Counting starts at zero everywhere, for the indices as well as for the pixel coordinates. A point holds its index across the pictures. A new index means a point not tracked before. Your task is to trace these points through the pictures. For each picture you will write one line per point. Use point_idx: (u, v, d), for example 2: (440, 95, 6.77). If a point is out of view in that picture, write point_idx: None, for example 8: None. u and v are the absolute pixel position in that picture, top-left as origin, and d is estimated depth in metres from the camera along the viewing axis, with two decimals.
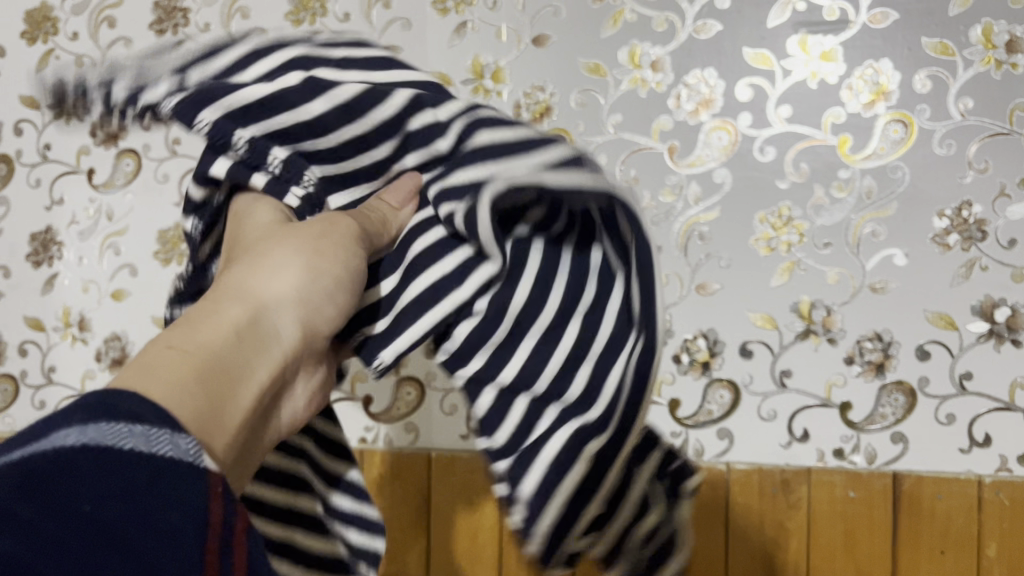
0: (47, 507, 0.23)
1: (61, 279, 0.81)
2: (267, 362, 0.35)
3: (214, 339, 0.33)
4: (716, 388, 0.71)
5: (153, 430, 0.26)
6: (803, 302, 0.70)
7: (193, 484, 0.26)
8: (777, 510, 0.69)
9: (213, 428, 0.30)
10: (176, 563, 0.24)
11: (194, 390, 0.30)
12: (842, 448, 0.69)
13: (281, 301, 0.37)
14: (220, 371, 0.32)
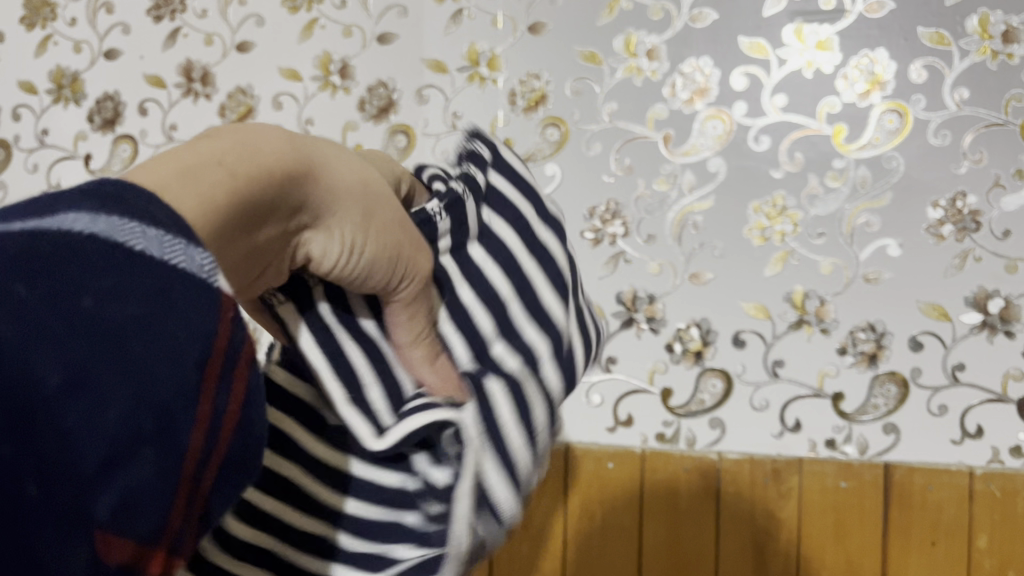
0: (42, 291, 0.19)
1: None
2: (274, 220, 0.26)
3: (250, 139, 0.26)
4: (708, 377, 0.71)
5: (168, 236, 0.22)
6: (797, 291, 0.70)
7: (209, 303, 0.22)
8: (768, 498, 0.69)
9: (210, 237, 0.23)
10: (177, 393, 0.21)
11: (208, 199, 0.23)
12: (834, 438, 0.69)
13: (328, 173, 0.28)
14: (235, 197, 0.24)
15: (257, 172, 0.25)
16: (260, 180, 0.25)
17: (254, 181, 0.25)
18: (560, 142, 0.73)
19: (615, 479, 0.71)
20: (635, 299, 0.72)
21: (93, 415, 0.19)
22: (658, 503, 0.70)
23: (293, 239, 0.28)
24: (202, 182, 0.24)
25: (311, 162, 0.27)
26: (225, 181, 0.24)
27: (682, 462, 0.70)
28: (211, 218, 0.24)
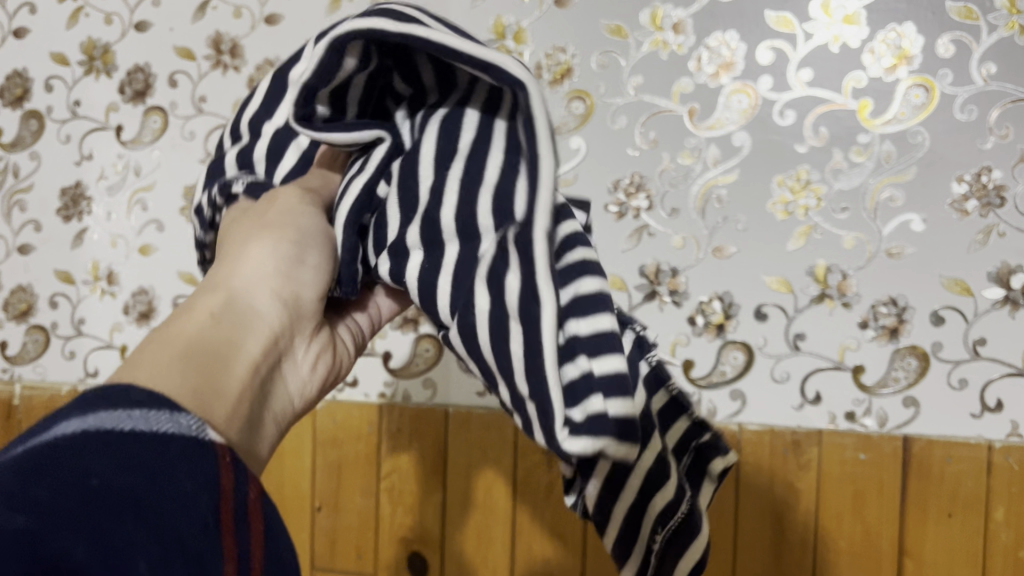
0: (56, 486, 0.25)
1: (90, 233, 0.83)
2: (250, 340, 0.39)
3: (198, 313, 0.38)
4: (730, 350, 0.72)
5: (151, 414, 0.29)
6: (819, 265, 0.70)
7: (201, 454, 0.29)
8: (787, 471, 0.70)
9: (210, 399, 0.34)
10: (192, 528, 0.27)
11: (179, 368, 0.34)
12: (854, 411, 0.70)
13: (250, 283, 0.41)
14: (203, 353, 0.36)
15: (221, 309, 0.39)
16: (218, 318, 0.38)
17: (215, 321, 0.38)
18: (585, 115, 0.73)
19: None
20: (658, 272, 0.73)
21: (125, 567, 0.24)
22: None
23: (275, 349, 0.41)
24: (168, 348, 0.35)
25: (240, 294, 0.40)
26: (179, 341, 0.35)
27: None
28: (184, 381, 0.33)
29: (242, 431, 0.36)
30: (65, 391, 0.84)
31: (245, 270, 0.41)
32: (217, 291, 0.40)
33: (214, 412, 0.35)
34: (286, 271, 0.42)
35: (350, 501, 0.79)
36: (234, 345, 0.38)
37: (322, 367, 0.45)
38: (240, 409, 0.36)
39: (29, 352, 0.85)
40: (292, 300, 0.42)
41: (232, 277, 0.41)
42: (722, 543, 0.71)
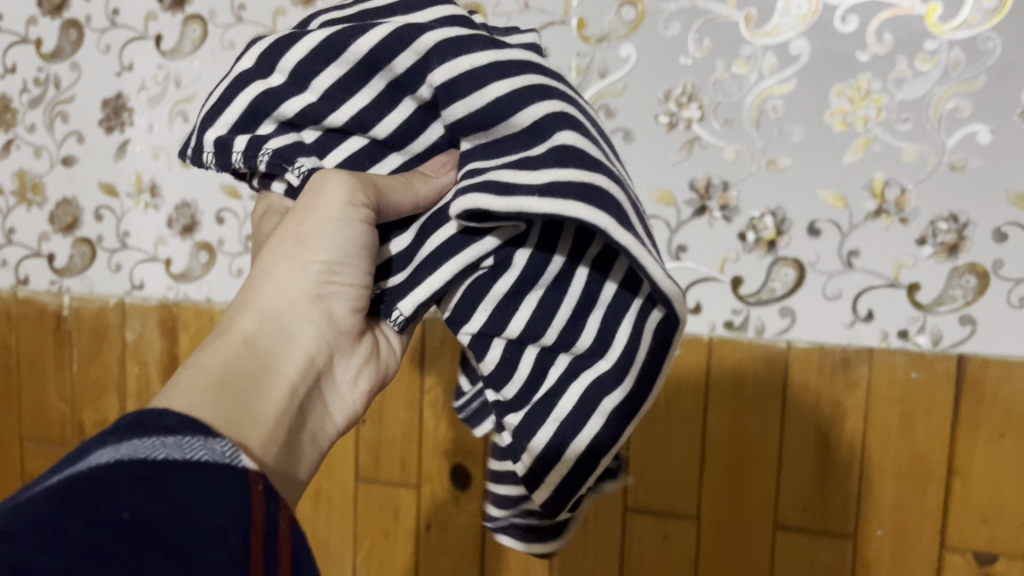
0: (90, 518, 0.26)
1: (133, 146, 0.83)
2: (284, 364, 0.42)
3: (234, 341, 0.40)
4: (780, 267, 0.70)
5: (184, 440, 0.30)
6: (877, 179, 0.68)
7: (232, 482, 0.29)
8: (835, 389, 0.69)
9: (245, 423, 0.37)
10: (223, 559, 0.27)
11: (212, 395, 0.36)
12: (907, 329, 0.68)
13: (283, 305, 0.43)
14: (239, 378, 0.38)
15: (255, 334, 0.41)
16: (253, 343, 0.41)
17: (251, 346, 0.41)
18: (636, 22, 0.71)
19: (681, 367, 0.73)
20: (709, 186, 0.71)
21: None
22: (724, 389, 0.72)
23: (311, 371, 0.44)
24: (205, 373, 0.37)
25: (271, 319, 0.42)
26: (214, 366, 0.38)
27: (750, 350, 0.71)
28: (222, 403, 0.36)
29: (279, 454, 0.39)
30: (113, 303, 0.85)
31: (276, 295, 0.43)
32: (251, 311, 0.42)
33: (261, 434, 0.38)
34: (317, 293, 0.43)
35: (393, 414, 0.80)
36: (268, 369, 0.41)
37: (358, 378, 0.48)
38: (274, 435, 0.39)
39: (77, 265, 0.86)
40: (326, 320, 0.44)
41: (265, 298, 0.43)
42: (764, 459, 0.72)
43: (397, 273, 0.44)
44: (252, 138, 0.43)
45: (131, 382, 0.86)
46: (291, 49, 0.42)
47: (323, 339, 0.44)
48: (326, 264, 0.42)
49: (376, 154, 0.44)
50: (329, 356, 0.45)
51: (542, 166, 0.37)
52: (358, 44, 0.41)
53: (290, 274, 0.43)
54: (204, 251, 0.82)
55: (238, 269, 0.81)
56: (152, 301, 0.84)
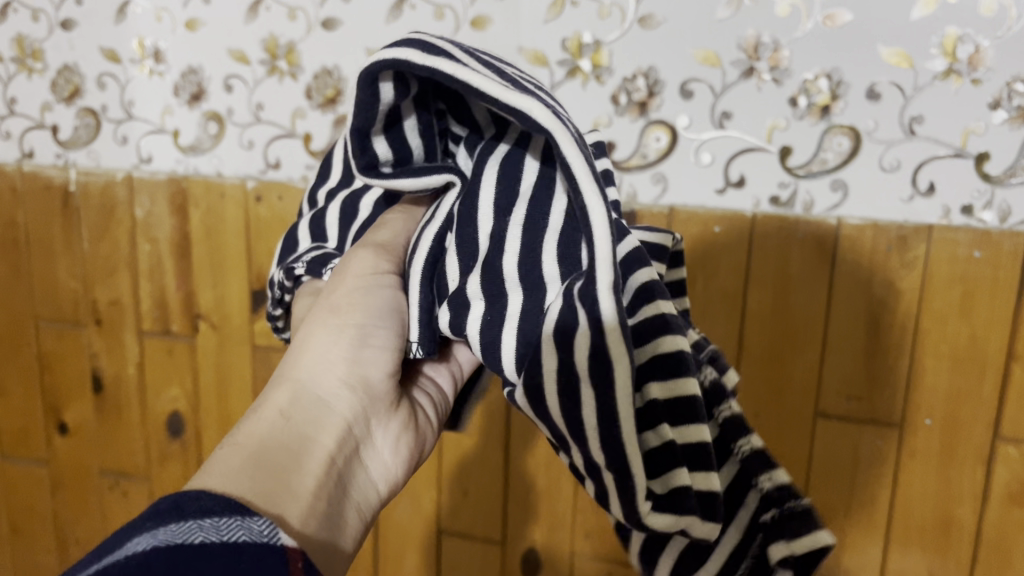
0: None
1: (132, 6, 0.76)
2: (321, 434, 0.40)
3: (267, 417, 0.39)
4: (834, 135, 0.64)
5: (219, 522, 0.30)
6: (949, 35, 0.60)
7: (272, 560, 0.29)
8: (889, 268, 0.64)
9: (281, 498, 0.35)
10: None
11: (245, 475, 0.35)
12: (972, 204, 0.62)
13: (319, 375, 0.42)
14: (275, 454, 0.37)
15: (290, 406, 0.40)
16: (287, 416, 0.39)
17: (285, 419, 0.39)
18: None
19: (722, 244, 0.67)
20: (758, 47, 0.64)
21: None
22: (767, 269, 0.67)
23: (350, 439, 0.41)
24: (239, 453, 0.37)
25: (305, 388, 0.41)
26: (247, 446, 0.37)
27: (798, 227, 0.66)
28: (256, 480, 0.35)
29: (322, 526, 0.36)
30: (121, 177, 0.81)
31: (310, 365, 0.42)
32: (286, 384, 0.41)
33: (303, 508, 0.36)
34: (352, 357, 0.42)
35: None
36: (306, 441, 0.39)
37: (402, 447, 0.45)
38: (316, 507, 0.36)
39: (81, 137, 0.81)
40: (361, 384, 0.42)
41: (301, 369, 0.42)
42: (809, 344, 0.67)
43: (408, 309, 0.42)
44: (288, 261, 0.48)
45: (144, 260, 0.82)
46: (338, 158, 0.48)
47: (360, 404, 0.42)
48: (359, 327, 0.41)
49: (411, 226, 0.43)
50: (368, 423, 0.43)
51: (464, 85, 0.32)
52: None
53: (321, 341, 0.42)
54: (213, 122, 0.77)
55: (249, 141, 0.76)
56: (161, 176, 0.79)
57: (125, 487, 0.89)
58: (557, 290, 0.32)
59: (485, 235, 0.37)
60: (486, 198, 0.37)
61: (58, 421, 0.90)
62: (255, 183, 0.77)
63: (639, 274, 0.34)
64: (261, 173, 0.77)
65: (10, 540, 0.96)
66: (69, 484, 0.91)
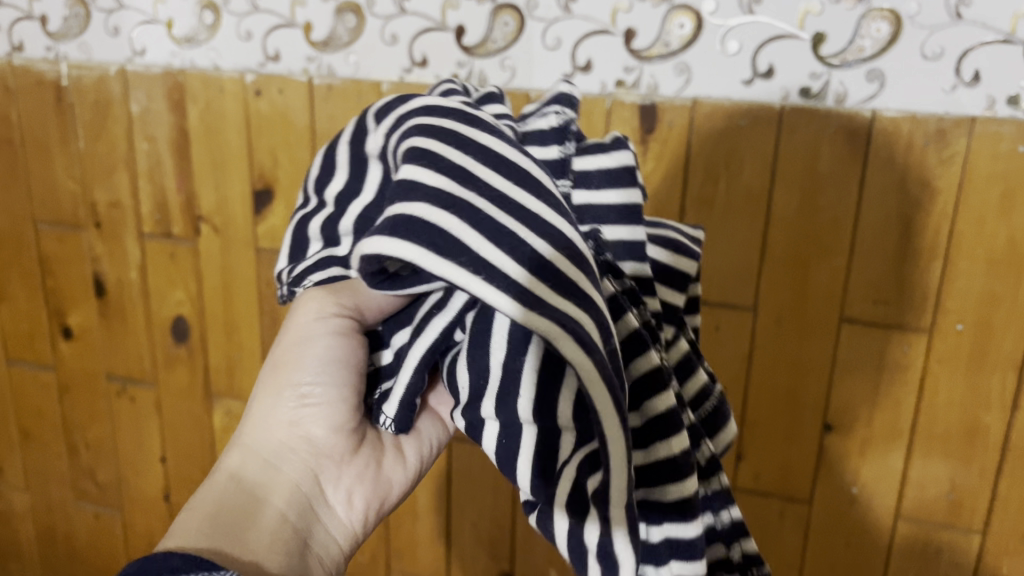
0: None
1: None
2: (272, 495, 0.44)
3: (222, 484, 0.43)
4: (872, 20, 0.59)
5: (187, 573, 0.35)
6: None
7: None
8: (925, 165, 0.60)
9: (234, 559, 0.39)
10: None
11: (200, 541, 0.40)
12: (1020, 94, 0.57)
13: (268, 438, 0.45)
14: (226, 519, 0.41)
15: (240, 471, 0.44)
16: (238, 482, 0.44)
17: (236, 485, 0.43)
18: None
19: (746, 140, 0.64)
20: None
21: None
22: (795, 167, 0.63)
23: (303, 497, 0.45)
24: (193, 522, 0.41)
25: (256, 451, 0.45)
26: (203, 514, 0.42)
27: (829, 122, 0.61)
28: (210, 543, 0.40)
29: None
30: (114, 72, 0.77)
31: (256, 427, 0.46)
32: (238, 451, 0.45)
33: (257, 563, 0.40)
34: (295, 419, 0.45)
35: None
36: (256, 503, 0.43)
37: (357, 499, 0.47)
38: (269, 561, 0.40)
39: (72, 28, 0.77)
40: (307, 442, 0.45)
41: (252, 433, 0.46)
42: (835, 248, 0.64)
43: (386, 350, 0.43)
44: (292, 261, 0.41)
45: (141, 161, 0.79)
46: (331, 179, 0.41)
47: (311, 459, 0.45)
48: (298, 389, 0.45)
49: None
50: (320, 480, 0.46)
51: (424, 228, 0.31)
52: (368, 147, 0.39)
53: (270, 405, 0.46)
54: (208, 12, 0.72)
55: (247, 32, 0.72)
56: (156, 70, 0.75)
57: (132, 392, 0.88)
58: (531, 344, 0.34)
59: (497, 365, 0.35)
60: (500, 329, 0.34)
61: (62, 325, 0.88)
62: (254, 77, 0.73)
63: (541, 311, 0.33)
64: (260, 66, 0.73)
65: (20, 445, 0.95)
66: (77, 389, 0.90)
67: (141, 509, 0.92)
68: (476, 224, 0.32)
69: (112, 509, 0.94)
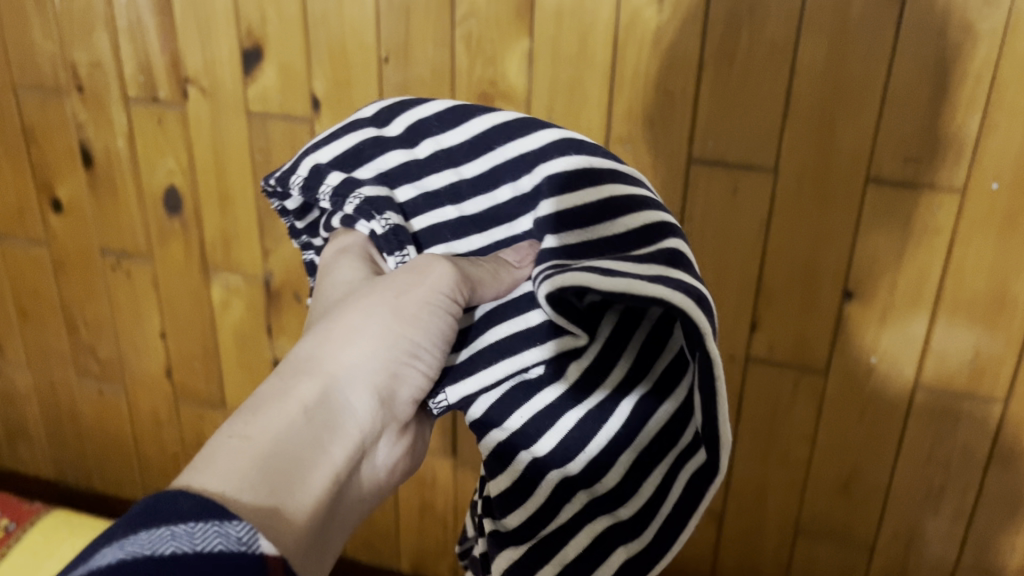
0: None
1: None
2: (335, 450, 0.38)
3: (282, 411, 0.37)
4: None
5: (194, 527, 0.30)
6: None
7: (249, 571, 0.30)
8: (968, 8, 0.55)
9: (282, 528, 0.34)
10: None
11: (249, 487, 0.33)
12: None
13: (352, 377, 0.40)
14: (283, 466, 0.35)
15: (311, 406, 0.38)
16: (307, 418, 0.38)
17: (304, 421, 0.37)
18: None
19: None
20: None
21: None
22: (824, 16, 0.58)
23: (358, 460, 0.40)
24: (249, 454, 0.35)
25: (330, 388, 0.39)
26: (257, 449, 0.35)
27: None
28: (257, 496, 0.33)
29: (309, 553, 0.36)
30: None
31: (337, 359, 0.40)
32: (313, 377, 0.39)
33: (297, 537, 0.34)
34: (392, 376, 0.41)
35: (420, 49, 0.67)
36: (317, 455, 0.37)
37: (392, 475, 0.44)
38: (312, 535, 0.35)
39: None
40: (388, 403, 0.41)
41: (331, 364, 0.40)
42: (864, 106, 0.59)
43: (465, 349, 0.43)
44: (347, 177, 0.45)
45: (122, 19, 0.74)
46: (443, 132, 0.45)
47: (381, 424, 0.41)
48: (412, 346, 0.41)
49: (461, 231, 0.45)
50: (375, 446, 0.42)
51: (615, 270, 0.36)
52: (486, 118, 0.45)
53: (364, 343, 0.41)
54: None
55: None
56: None
57: (128, 267, 0.85)
58: (548, 352, 0.40)
59: (501, 370, 0.41)
60: (516, 331, 0.41)
61: (51, 198, 0.85)
62: None
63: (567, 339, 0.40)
64: None
65: (18, 322, 0.93)
66: (71, 265, 0.88)
67: (144, 386, 0.91)
68: (669, 261, 0.37)
69: (114, 387, 0.93)
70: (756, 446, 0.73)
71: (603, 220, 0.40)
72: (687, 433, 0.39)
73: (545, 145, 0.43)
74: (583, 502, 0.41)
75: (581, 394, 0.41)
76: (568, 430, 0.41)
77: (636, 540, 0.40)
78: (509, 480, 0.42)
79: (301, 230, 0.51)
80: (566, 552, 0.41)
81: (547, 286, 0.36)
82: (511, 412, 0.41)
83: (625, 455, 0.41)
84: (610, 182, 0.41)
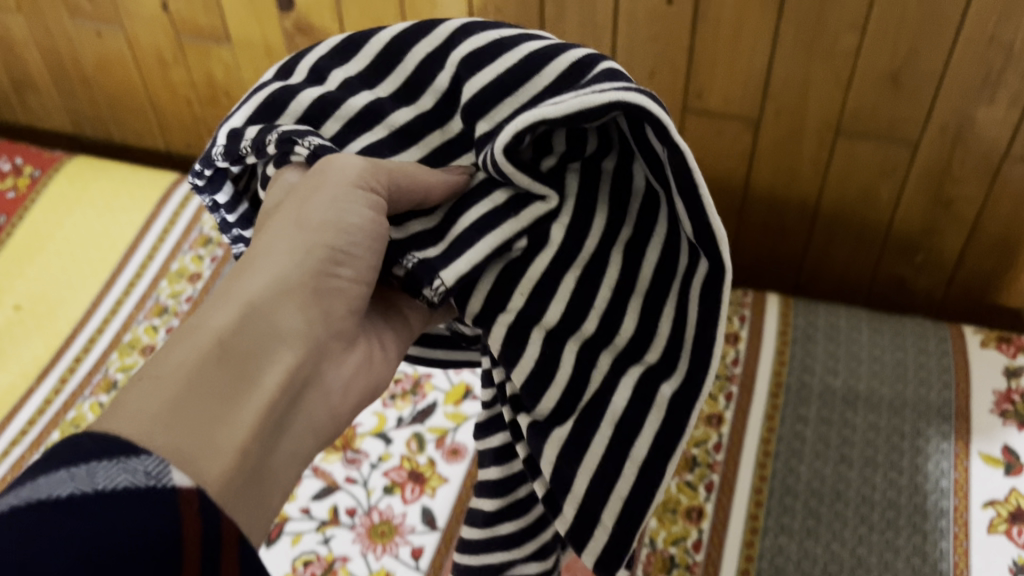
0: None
1: None
2: (269, 368, 0.35)
3: (200, 337, 0.34)
4: None
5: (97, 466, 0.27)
6: None
7: (162, 510, 0.27)
8: None
9: (204, 453, 0.30)
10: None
11: (160, 425, 0.30)
12: None
13: (280, 303, 0.36)
14: (204, 396, 0.32)
15: (229, 332, 0.34)
16: (226, 343, 0.34)
17: (222, 346, 0.34)
18: None
19: None
20: None
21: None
22: None
23: (305, 379, 0.37)
24: (164, 385, 0.32)
25: (249, 306, 0.36)
26: (175, 377, 0.32)
27: None
28: (172, 420, 0.31)
29: (251, 478, 0.33)
30: None
31: (252, 276, 0.37)
32: (235, 302, 0.36)
33: (222, 469, 0.31)
34: (316, 287, 0.38)
35: None
36: (246, 379, 0.34)
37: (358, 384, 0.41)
38: (246, 459, 0.32)
39: None
40: (320, 317, 0.38)
41: (249, 286, 0.36)
42: None
43: (440, 243, 0.38)
44: (265, 126, 0.40)
45: None
46: (347, 64, 0.41)
47: (320, 342, 0.38)
48: (331, 249, 0.38)
49: (399, 146, 0.40)
50: (324, 363, 0.39)
51: (561, 98, 0.35)
52: (380, 37, 0.41)
53: (279, 249, 0.38)
54: None
55: None
56: None
57: None
58: (532, 211, 0.37)
59: (490, 242, 0.37)
60: (491, 208, 0.37)
61: None
62: None
63: (540, 205, 0.37)
64: None
65: None
66: None
67: (144, 25, 0.86)
68: (613, 76, 0.37)
69: (113, 28, 0.88)
70: (801, 39, 0.66)
71: (529, 76, 0.38)
72: (682, 258, 0.39)
73: (445, 39, 0.40)
74: (610, 361, 0.39)
75: (571, 256, 0.38)
76: (566, 291, 0.38)
77: (675, 375, 0.38)
78: (529, 360, 0.38)
79: (232, 224, 0.45)
80: (613, 410, 0.38)
81: (501, 136, 0.35)
82: (510, 291, 0.38)
83: (634, 300, 0.39)
84: (522, 39, 0.39)
